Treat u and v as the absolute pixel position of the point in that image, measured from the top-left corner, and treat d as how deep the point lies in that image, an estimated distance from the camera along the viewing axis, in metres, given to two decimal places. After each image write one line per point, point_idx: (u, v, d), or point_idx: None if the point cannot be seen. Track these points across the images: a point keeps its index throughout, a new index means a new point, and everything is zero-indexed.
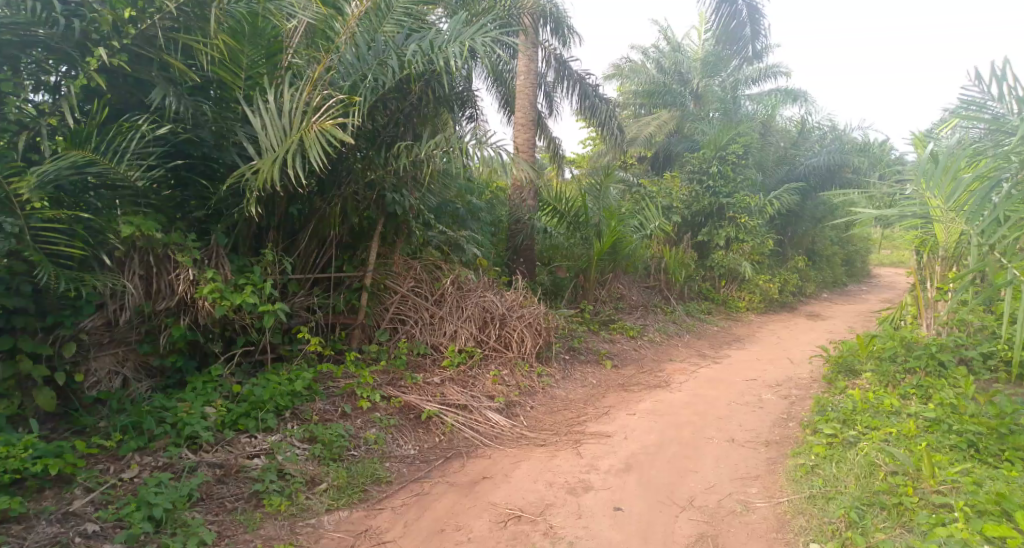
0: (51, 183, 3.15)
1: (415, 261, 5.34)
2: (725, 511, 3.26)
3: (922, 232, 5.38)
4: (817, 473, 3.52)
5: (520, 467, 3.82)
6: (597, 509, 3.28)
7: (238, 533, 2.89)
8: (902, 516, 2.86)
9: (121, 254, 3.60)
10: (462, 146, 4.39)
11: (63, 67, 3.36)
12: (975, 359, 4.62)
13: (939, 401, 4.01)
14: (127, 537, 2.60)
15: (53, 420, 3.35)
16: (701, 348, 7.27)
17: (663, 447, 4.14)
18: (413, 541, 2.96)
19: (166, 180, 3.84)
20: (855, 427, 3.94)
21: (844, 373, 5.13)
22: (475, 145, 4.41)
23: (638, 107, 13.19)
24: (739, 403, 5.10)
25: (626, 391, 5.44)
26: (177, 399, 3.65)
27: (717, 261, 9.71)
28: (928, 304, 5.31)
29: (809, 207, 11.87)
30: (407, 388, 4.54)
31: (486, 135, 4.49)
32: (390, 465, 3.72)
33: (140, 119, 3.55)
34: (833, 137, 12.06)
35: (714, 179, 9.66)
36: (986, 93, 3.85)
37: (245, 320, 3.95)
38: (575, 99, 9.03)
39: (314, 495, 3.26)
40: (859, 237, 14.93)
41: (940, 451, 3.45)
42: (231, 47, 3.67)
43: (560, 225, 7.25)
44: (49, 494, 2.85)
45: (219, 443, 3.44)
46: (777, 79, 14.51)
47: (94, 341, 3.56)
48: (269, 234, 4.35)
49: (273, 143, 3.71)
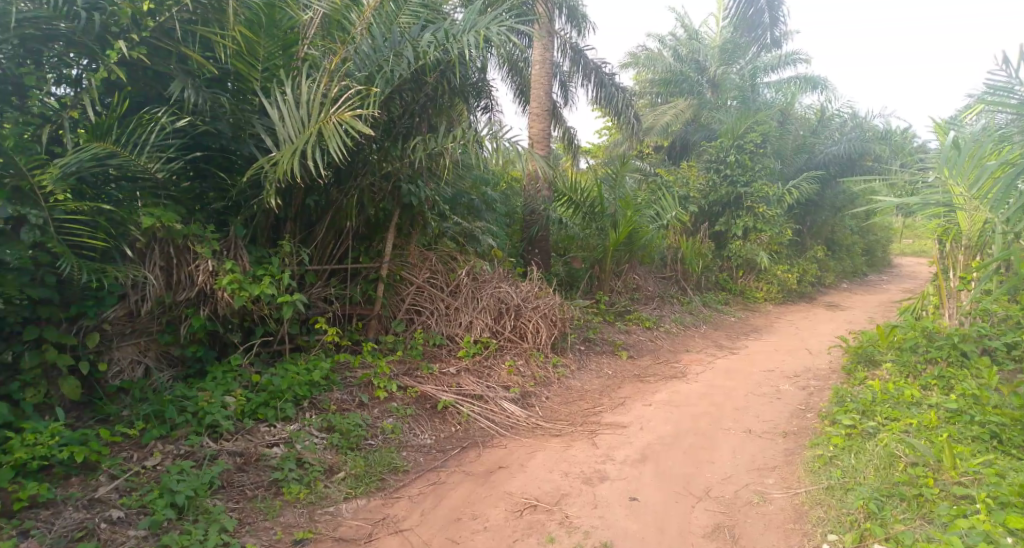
0: (73, 175, 3.21)
1: (430, 252, 5.37)
2: (742, 502, 3.25)
3: (945, 220, 5.27)
4: (835, 464, 3.49)
5: (535, 457, 3.84)
6: (613, 499, 3.28)
7: (258, 520, 2.94)
8: (922, 508, 2.83)
9: (142, 246, 3.67)
10: (476, 137, 4.39)
11: (84, 60, 3.40)
12: (999, 349, 4.53)
13: (961, 392, 3.95)
14: (151, 523, 2.66)
15: (78, 409, 3.43)
16: (718, 339, 7.22)
17: (679, 438, 4.13)
18: (430, 529, 2.99)
19: (185, 172, 3.89)
20: (875, 418, 3.90)
21: (864, 364, 5.06)
22: (490, 136, 4.41)
23: (655, 96, 13.04)
24: (757, 394, 5.06)
25: (642, 382, 5.43)
26: (198, 388, 3.72)
27: (735, 251, 9.61)
28: (950, 294, 5.21)
29: (829, 196, 11.69)
30: (423, 378, 4.58)
31: (501, 129, 4.48)
32: (407, 454, 3.76)
33: (160, 112, 3.60)
34: (854, 125, 11.84)
35: (731, 168, 9.55)
36: (1013, 76, 3.67)
37: (264, 311, 4.00)
38: (592, 88, 8.95)
39: (333, 483, 3.31)
40: (880, 226, 14.67)
41: (962, 443, 3.40)
42: (248, 39, 3.68)
43: (575, 215, 7.23)
44: (76, 481, 2.92)
45: (240, 432, 3.49)
46: (797, 66, 14.27)
47: (117, 331, 3.63)
48: (286, 225, 4.39)
49: (292, 134, 3.73)
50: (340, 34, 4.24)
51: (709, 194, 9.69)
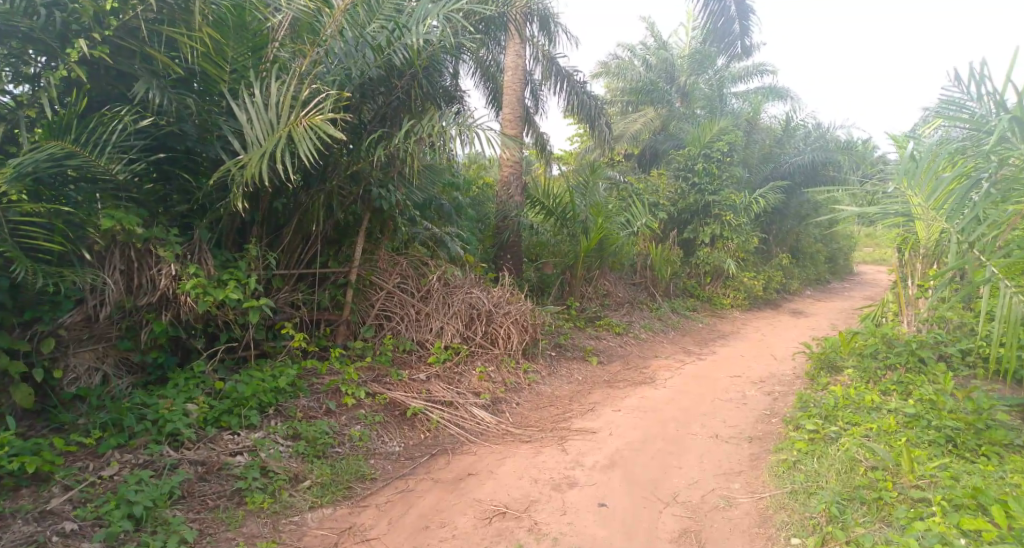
0: (29, 175, 3.10)
1: (401, 257, 5.33)
2: (708, 507, 3.28)
3: (904, 230, 5.42)
4: (799, 469, 3.55)
5: (505, 463, 3.83)
6: (582, 505, 3.29)
7: (219, 531, 2.87)
8: (881, 511, 2.90)
9: (102, 249, 3.55)
10: (441, 131, 4.28)
11: (43, 58, 3.30)
12: (954, 355, 4.68)
13: (919, 397, 4.07)
14: (107, 535, 2.59)
15: (31, 417, 3.29)
16: (686, 344, 7.31)
17: (648, 443, 4.16)
18: (397, 538, 2.95)
19: (149, 174, 3.79)
20: (837, 422, 3.99)
21: (826, 370, 5.18)
22: (457, 128, 4.29)
23: (625, 105, 13.10)
24: (724, 399, 5.14)
25: (612, 387, 5.47)
26: (158, 395, 3.60)
27: (703, 258, 9.75)
28: (908, 301, 5.39)
29: (794, 204, 12.08)
30: (392, 385, 4.53)
31: (469, 120, 4.33)
32: (374, 462, 3.72)
33: (122, 111, 3.51)
34: (818, 135, 12.15)
35: (699, 176, 9.68)
36: (966, 93, 3.98)
37: (228, 316, 3.92)
38: (564, 97, 9.02)
39: (298, 492, 3.25)
40: (842, 234, 15.10)
41: (919, 446, 3.50)
42: (216, 40, 3.62)
43: (547, 221, 7.40)
44: (26, 493, 2.80)
45: (202, 440, 3.40)
46: (763, 78, 14.63)
47: (74, 337, 3.50)
48: (253, 229, 4.31)
49: (260, 137, 3.67)
50: (311, 36, 4.14)
51: (678, 202, 9.82)
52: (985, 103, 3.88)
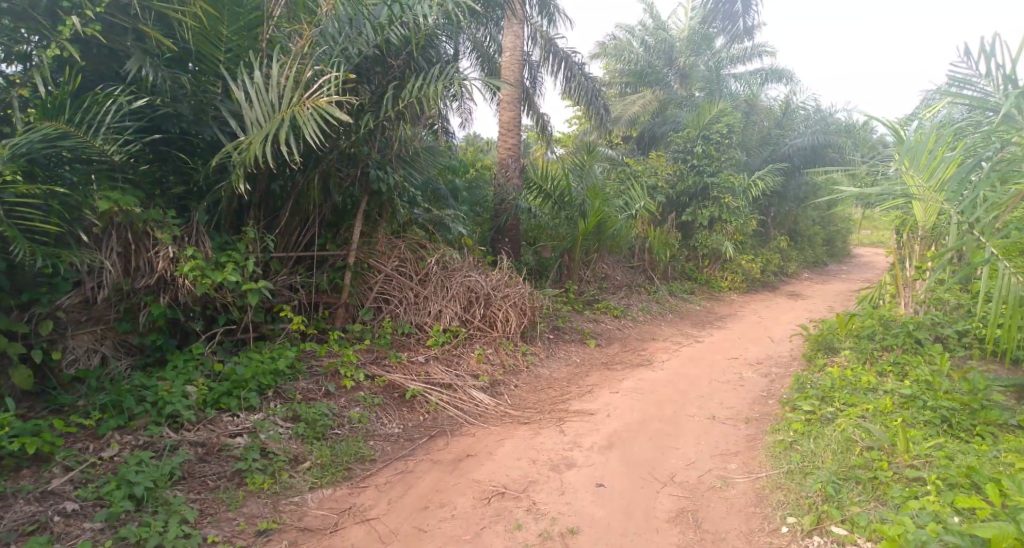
0: (23, 156, 3.07)
1: (398, 240, 5.34)
2: (705, 487, 3.31)
3: (902, 213, 5.42)
4: (795, 449, 3.58)
5: (504, 444, 3.85)
6: (580, 485, 3.32)
7: (220, 511, 2.89)
8: (876, 490, 2.93)
9: (99, 231, 3.54)
10: (436, 93, 4.19)
11: (34, 36, 3.26)
12: (950, 336, 4.71)
13: (916, 378, 4.08)
14: (108, 515, 2.60)
15: (30, 399, 3.30)
16: (684, 327, 7.33)
17: (645, 425, 4.19)
18: (396, 518, 2.98)
19: (145, 154, 3.77)
20: (833, 404, 4.01)
21: (823, 351, 5.20)
22: (453, 87, 4.25)
23: (623, 86, 13.22)
24: (721, 381, 5.16)
25: (609, 370, 5.49)
26: (158, 377, 3.61)
27: (701, 241, 9.82)
28: (906, 282, 5.40)
29: (793, 188, 12.12)
30: (391, 367, 4.54)
31: (456, 75, 4.29)
32: (373, 443, 3.74)
33: (117, 91, 3.49)
34: (817, 118, 12.08)
35: (698, 158, 9.61)
36: (974, 69, 3.93)
37: (226, 299, 3.92)
38: (562, 78, 8.95)
39: (298, 473, 3.28)
40: (841, 217, 15.04)
41: (915, 427, 3.52)
42: (210, 18, 3.54)
43: (545, 205, 7.35)
44: (28, 473, 2.81)
45: (202, 422, 3.42)
46: (763, 59, 14.53)
47: (72, 319, 3.50)
48: (250, 211, 4.28)
49: (260, 118, 3.64)
50: (306, 15, 4.11)
51: (677, 184, 9.79)
52: (993, 81, 3.82)
